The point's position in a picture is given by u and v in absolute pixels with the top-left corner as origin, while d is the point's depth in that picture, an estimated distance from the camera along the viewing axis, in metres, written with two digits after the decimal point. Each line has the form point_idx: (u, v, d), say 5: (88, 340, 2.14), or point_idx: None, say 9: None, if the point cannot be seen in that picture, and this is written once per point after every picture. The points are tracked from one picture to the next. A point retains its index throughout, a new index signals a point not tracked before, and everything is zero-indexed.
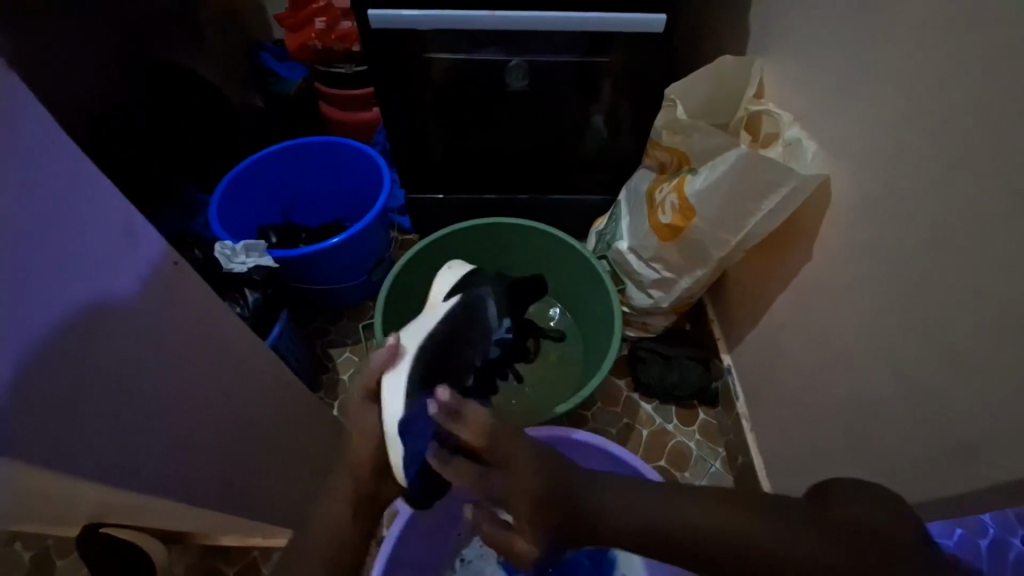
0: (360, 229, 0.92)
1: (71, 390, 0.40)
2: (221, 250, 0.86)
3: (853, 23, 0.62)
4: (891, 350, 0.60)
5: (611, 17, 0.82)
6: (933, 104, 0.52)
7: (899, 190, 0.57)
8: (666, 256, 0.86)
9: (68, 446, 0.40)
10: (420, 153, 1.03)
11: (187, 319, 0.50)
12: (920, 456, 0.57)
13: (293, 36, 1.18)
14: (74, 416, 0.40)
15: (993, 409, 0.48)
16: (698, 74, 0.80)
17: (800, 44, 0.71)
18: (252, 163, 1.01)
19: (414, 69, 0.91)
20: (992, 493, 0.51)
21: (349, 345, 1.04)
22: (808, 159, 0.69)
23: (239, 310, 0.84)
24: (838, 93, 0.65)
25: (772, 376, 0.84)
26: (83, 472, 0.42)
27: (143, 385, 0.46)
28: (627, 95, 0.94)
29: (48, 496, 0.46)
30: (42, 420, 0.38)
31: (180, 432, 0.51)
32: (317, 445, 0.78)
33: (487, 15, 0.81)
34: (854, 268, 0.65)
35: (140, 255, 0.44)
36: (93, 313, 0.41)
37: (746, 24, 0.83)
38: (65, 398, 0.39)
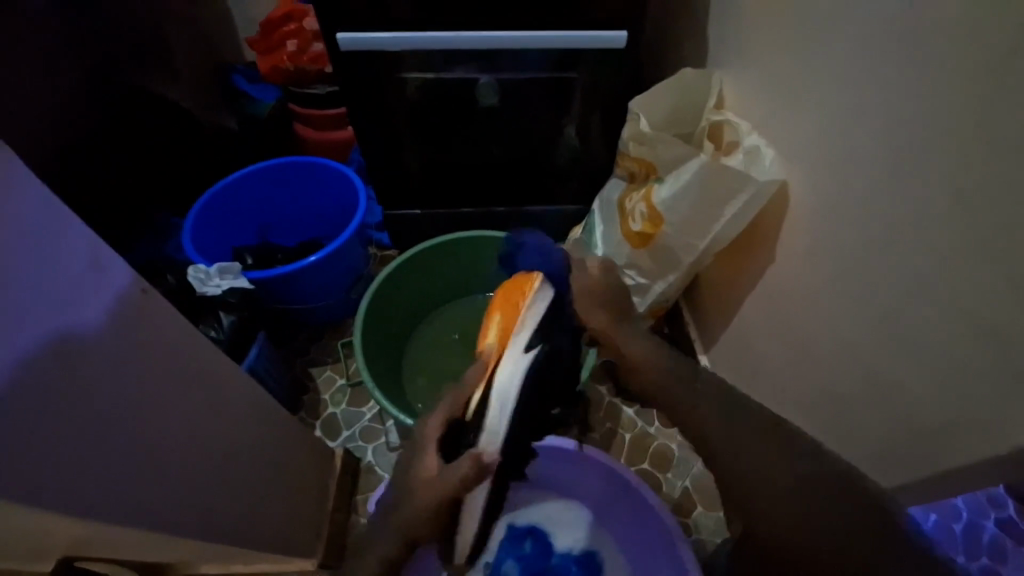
0: (338, 246, 0.92)
1: (37, 422, 0.39)
2: (193, 274, 0.84)
3: (802, 35, 0.65)
4: (856, 345, 0.62)
5: (576, 36, 0.85)
6: (879, 111, 0.56)
7: (853, 192, 0.60)
8: (639, 262, 0.88)
9: (36, 479, 0.39)
10: (395, 169, 1.04)
11: (160, 345, 0.51)
12: (886, 445, 0.59)
13: (264, 59, 1.19)
14: (40, 448, 0.39)
15: (950, 396, 0.51)
16: (661, 88, 0.83)
17: (754, 55, 0.74)
18: (226, 185, 1.01)
19: (388, 89, 0.92)
20: (957, 476, 0.53)
21: (330, 364, 1.04)
22: (765, 166, 0.72)
23: (214, 334, 0.83)
24: (792, 102, 0.68)
25: (747, 376, 0.86)
26: (61, 507, 0.41)
27: (118, 415, 0.46)
28: (595, 107, 0.96)
29: (19, 534, 0.45)
30: (5, 454, 0.37)
31: (156, 460, 0.50)
32: (298, 467, 0.77)
33: (454, 36, 0.84)
34: (817, 267, 0.67)
35: (109, 285, 0.45)
36: (59, 344, 0.40)
37: (703, 38, 0.87)
38: (30, 431, 0.38)
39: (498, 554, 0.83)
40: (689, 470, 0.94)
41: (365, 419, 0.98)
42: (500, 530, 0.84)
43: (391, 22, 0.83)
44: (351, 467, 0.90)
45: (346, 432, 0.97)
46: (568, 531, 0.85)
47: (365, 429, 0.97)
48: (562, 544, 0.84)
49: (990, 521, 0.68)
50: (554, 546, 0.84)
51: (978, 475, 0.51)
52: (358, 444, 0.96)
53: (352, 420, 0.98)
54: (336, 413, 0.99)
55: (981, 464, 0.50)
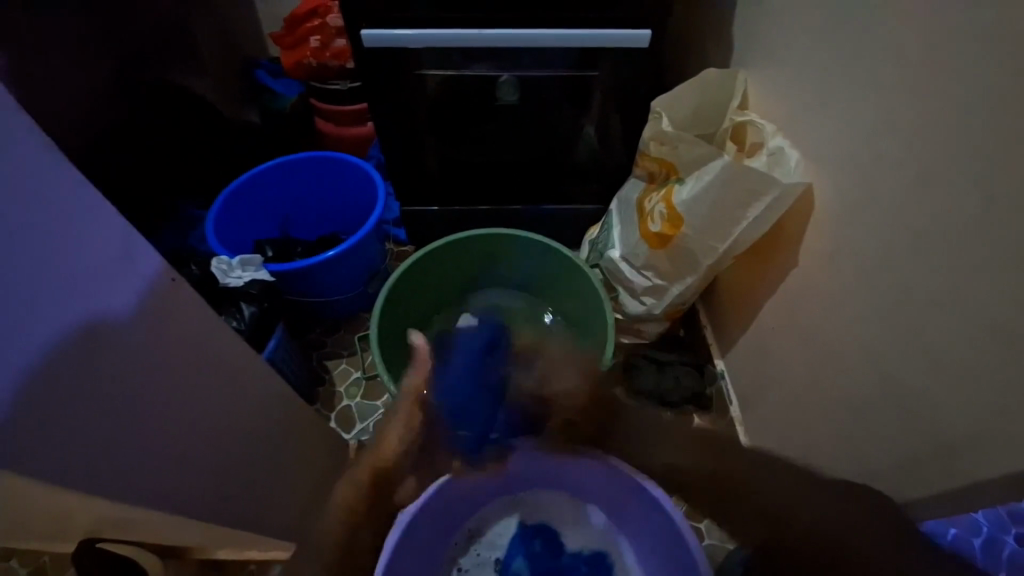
0: (357, 241, 0.93)
1: (65, 405, 0.40)
2: (217, 266, 0.88)
3: (830, 36, 0.64)
4: (878, 353, 0.61)
5: (598, 34, 0.84)
6: (908, 114, 0.54)
7: (879, 196, 0.59)
8: (657, 264, 0.87)
9: (64, 460, 0.41)
10: (414, 166, 1.05)
11: (184, 334, 0.51)
12: (908, 456, 0.58)
13: (288, 54, 1.22)
14: (69, 431, 0.41)
15: (975, 408, 0.49)
16: (683, 89, 0.82)
17: (781, 56, 0.73)
18: (249, 179, 1.03)
19: (408, 85, 0.93)
20: (979, 492, 0.52)
21: (346, 357, 1.05)
22: (791, 168, 0.71)
23: (236, 324, 0.84)
24: (819, 104, 0.67)
25: (764, 381, 0.85)
26: (82, 488, 0.43)
27: (141, 401, 0.47)
28: (615, 107, 0.96)
29: (47, 513, 0.47)
30: (32, 436, 0.38)
31: (178, 446, 0.52)
32: (313, 457, 0.78)
33: (474, 33, 0.84)
34: (840, 273, 0.66)
35: (138, 273, 0.46)
36: (89, 329, 0.41)
37: (729, 37, 0.86)
38: (59, 414, 0.40)
39: (508, 550, 0.83)
40: None
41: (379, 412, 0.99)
42: (510, 525, 0.85)
43: (413, 19, 0.84)
44: None
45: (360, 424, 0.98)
46: (580, 531, 0.84)
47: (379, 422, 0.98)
48: (572, 544, 0.84)
49: (1011, 536, 0.65)
50: (565, 546, 0.83)
51: (1004, 490, 0.49)
52: None
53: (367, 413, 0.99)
54: (351, 405, 1.00)
55: (1006, 480, 0.48)
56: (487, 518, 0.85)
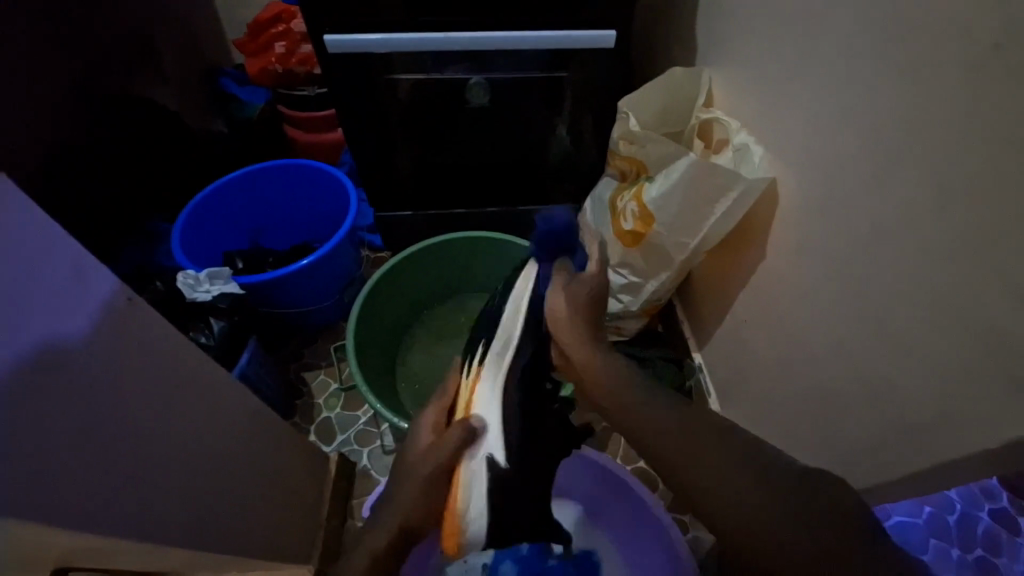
0: (330, 250, 0.92)
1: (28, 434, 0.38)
2: (183, 280, 0.84)
3: (789, 33, 0.65)
4: (847, 341, 0.62)
5: (566, 35, 0.85)
6: (865, 109, 0.56)
7: (840, 188, 0.60)
8: (632, 261, 0.88)
9: (34, 494, 0.38)
10: (386, 171, 1.04)
11: (146, 353, 0.50)
12: (876, 440, 0.60)
13: (253, 61, 1.20)
14: (33, 461, 0.39)
15: (937, 393, 0.51)
16: (650, 88, 0.83)
17: (743, 54, 0.75)
18: (216, 189, 1.00)
19: (377, 91, 0.92)
20: (945, 474, 0.53)
21: (324, 368, 1.03)
22: (755, 164, 0.72)
23: (204, 339, 0.83)
24: (780, 100, 0.68)
25: (740, 373, 0.86)
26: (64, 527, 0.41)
27: (106, 429, 0.45)
28: (586, 107, 0.96)
29: None
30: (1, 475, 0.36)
31: (148, 470, 0.50)
32: (292, 471, 0.77)
33: (442, 37, 0.84)
34: (808, 265, 0.67)
35: (93, 294, 0.45)
36: (45, 356, 0.40)
37: (693, 36, 0.87)
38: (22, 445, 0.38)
39: (495, 556, 0.82)
40: None
41: (360, 423, 0.98)
42: None
43: (379, 24, 0.83)
44: (346, 472, 0.90)
45: (341, 436, 0.96)
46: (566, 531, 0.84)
47: (360, 433, 0.97)
48: (560, 546, 0.83)
49: (983, 512, 0.68)
50: (551, 549, 0.83)
51: (967, 472, 0.51)
52: (354, 448, 0.95)
53: (348, 424, 0.98)
54: (331, 417, 0.98)
55: (968, 461, 0.50)
56: None
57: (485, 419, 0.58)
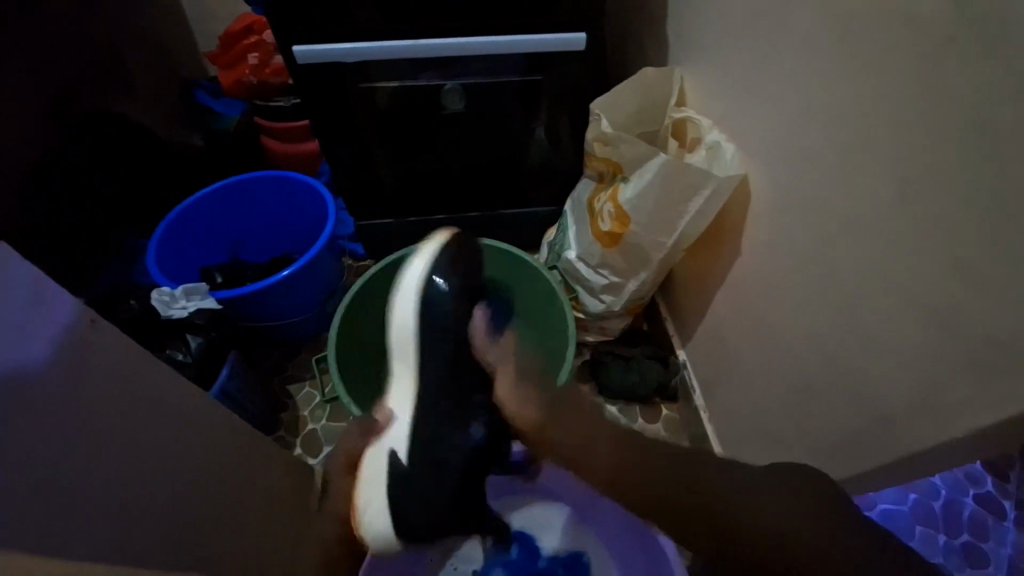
0: (308, 260, 0.91)
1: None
2: (158, 297, 0.83)
3: (754, 31, 0.66)
4: (822, 334, 0.63)
5: (538, 39, 0.85)
6: (829, 105, 0.57)
7: (809, 182, 0.61)
8: (611, 262, 0.88)
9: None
10: (364, 179, 1.03)
11: (114, 374, 0.49)
12: (854, 430, 0.60)
13: (227, 73, 1.19)
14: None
15: (910, 380, 0.52)
16: (622, 89, 0.84)
17: (711, 54, 0.76)
18: (192, 204, 0.99)
19: (352, 100, 0.92)
20: (923, 460, 0.53)
21: (308, 380, 1.02)
22: (726, 161, 0.73)
23: (182, 357, 0.81)
24: (747, 97, 0.69)
25: (722, 369, 0.87)
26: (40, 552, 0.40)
27: (77, 450, 0.44)
28: (561, 109, 0.97)
29: None
30: None
31: (125, 495, 0.48)
32: (276, 488, 0.75)
33: (412, 44, 0.84)
34: (782, 259, 0.68)
35: (51, 317, 0.44)
36: (2, 384, 0.39)
37: (663, 36, 0.88)
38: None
39: (487, 562, 0.83)
40: None
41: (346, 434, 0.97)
42: (487, 536, 0.84)
43: (351, 33, 0.83)
44: None
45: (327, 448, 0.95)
46: (554, 532, 0.85)
47: None
48: (549, 546, 0.84)
49: (968, 497, 0.69)
50: (541, 550, 0.83)
51: (944, 457, 0.51)
52: None
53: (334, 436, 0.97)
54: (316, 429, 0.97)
55: (943, 446, 0.50)
56: (463, 531, 0.85)
57: (396, 409, 0.64)
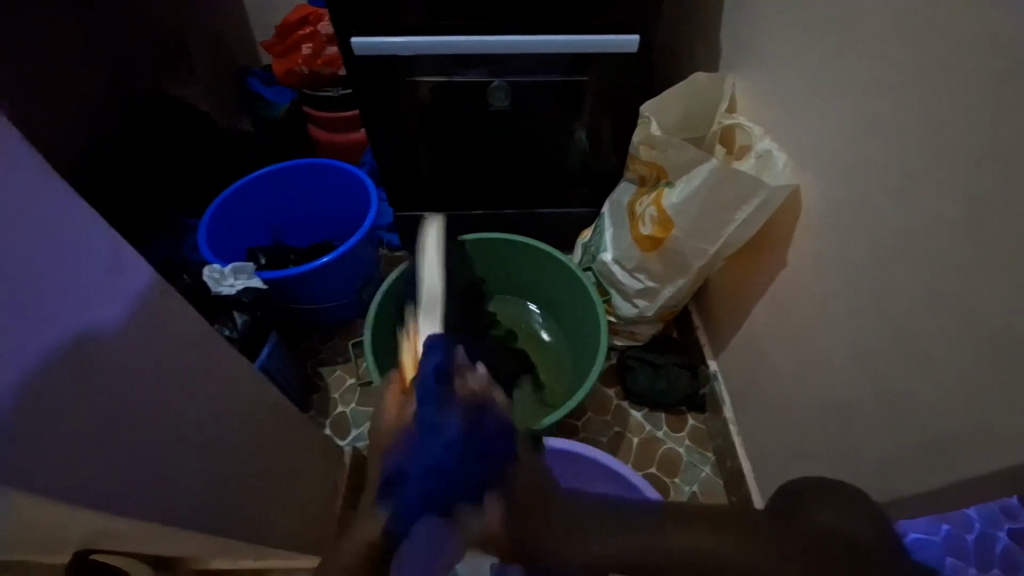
0: (350, 247, 0.93)
1: (43, 421, 0.39)
2: (209, 274, 0.88)
3: (817, 39, 0.65)
4: (868, 352, 0.61)
5: (586, 40, 0.85)
6: (890, 118, 0.55)
7: (863, 196, 0.60)
8: (649, 267, 0.88)
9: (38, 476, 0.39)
10: (407, 171, 1.05)
11: (175, 345, 0.51)
12: (896, 456, 0.58)
13: (280, 62, 1.23)
14: (38, 445, 0.39)
15: (956, 406, 0.50)
16: (672, 93, 0.83)
17: (767, 62, 0.74)
18: (243, 186, 1.03)
19: (400, 93, 0.93)
20: (966, 487, 0.51)
21: (340, 364, 1.05)
22: (778, 171, 0.72)
23: (228, 332, 0.84)
24: (803, 107, 0.68)
25: (758, 382, 0.85)
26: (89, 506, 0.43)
27: (135, 416, 0.47)
28: (606, 110, 0.96)
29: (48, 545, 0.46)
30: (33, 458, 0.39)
31: (162, 455, 0.50)
32: (308, 464, 0.77)
33: (465, 40, 0.85)
34: (829, 272, 0.66)
35: (128, 285, 0.46)
36: (76, 346, 0.41)
37: (718, 41, 0.87)
38: (36, 429, 0.39)
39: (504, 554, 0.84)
40: (697, 474, 0.94)
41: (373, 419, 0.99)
42: None
43: (404, 27, 0.84)
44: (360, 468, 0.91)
45: (355, 431, 0.98)
46: None
47: None
48: None
49: (1003, 531, 0.61)
50: None
51: (994, 487, 0.49)
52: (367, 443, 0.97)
53: (361, 420, 0.99)
54: (346, 412, 1.00)
55: (989, 477, 0.48)
56: None
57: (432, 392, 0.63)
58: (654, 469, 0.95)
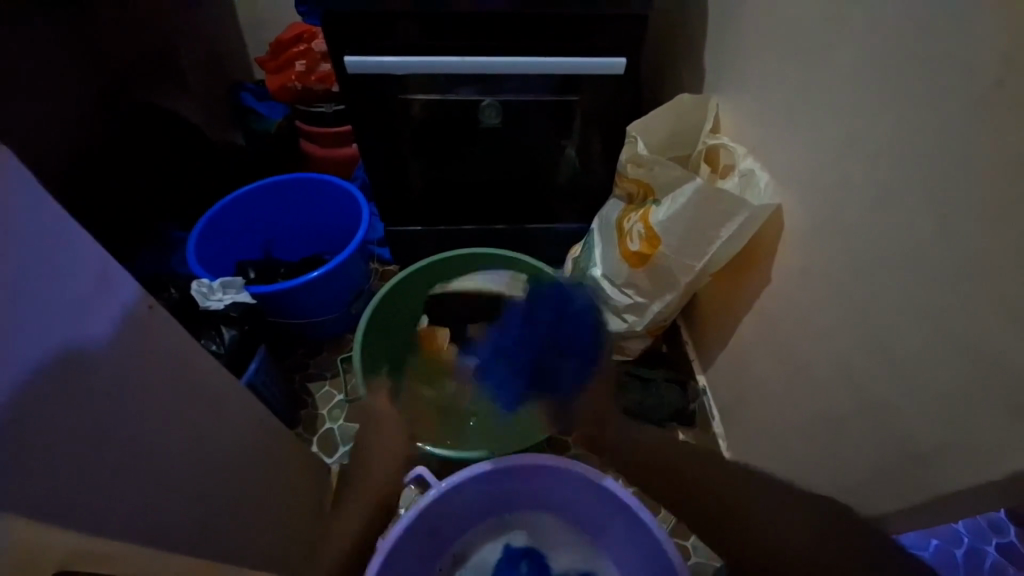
0: (341, 262, 0.94)
1: (28, 439, 0.38)
2: (197, 288, 0.87)
3: (796, 65, 0.67)
4: (851, 367, 0.62)
5: (576, 61, 0.87)
6: (869, 141, 0.57)
7: (842, 214, 0.62)
8: (637, 282, 0.89)
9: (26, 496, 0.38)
10: (399, 187, 1.06)
11: (159, 362, 0.51)
12: (881, 470, 0.59)
13: (274, 78, 1.24)
14: (25, 465, 0.38)
15: (939, 420, 0.51)
16: (658, 114, 0.85)
17: (749, 85, 0.77)
18: (234, 200, 1.03)
19: (393, 110, 0.95)
20: (951, 502, 0.52)
21: (329, 378, 1.04)
22: (761, 190, 0.74)
23: (215, 347, 0.82)
24: (784, 129, 0.70)
25: (747, 397, 0.85)
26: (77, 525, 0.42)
27: (120, 434, 0.46)
28: (595, 129, 0.98)
29: None
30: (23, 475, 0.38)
31: (146, 471, 0.49)
32: (294, 482, 0.76)
33: (458, 60, 0.86)
34: (813, 287, 0.67)
35: (117, 302, 0.46)
36: (61, 362, 0.41)
37: (702, 64, 0.89)
38: (22, 447, 0.38)
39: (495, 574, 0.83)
40: None
41: None
42: (497, 548, 0.85)
43: (398, 46, 0.86)
44: None
45: (343, 448, 0.96)
46: (566, 552, 0.85)
47: None
48: (559, 565, 0.84)
49: (991, 546, 0.62)
50: (550, 567, 0.84)
51: (979, 502, 0.50)
52: None
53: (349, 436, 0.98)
54: (333, 428, 0.99)
55: (975, 492, 0.49)
56: (472, 542, 0.86)
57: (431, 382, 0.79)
58: (645, 485, 0.95)
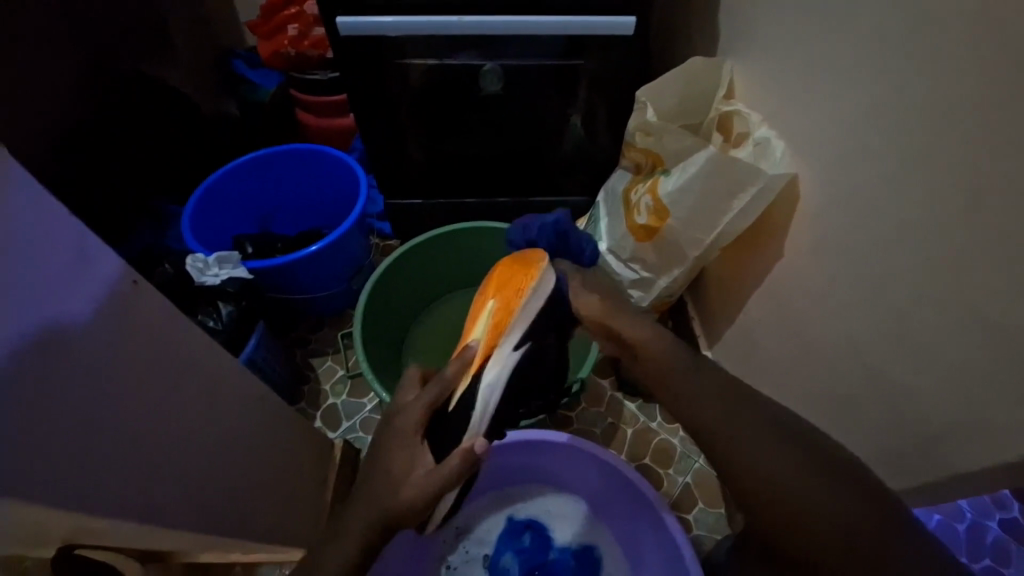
0: (339, 235, 0.91)
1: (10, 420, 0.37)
2: (192, 263, 0.86)
3: (817, 22, 0.62)
4: (862, 344, 0.61)
5: (582, 21, 0.82)
6: (894, 104, 0.53)
7: (862, 185, 0.58)
8: (644, 256, 0.87)
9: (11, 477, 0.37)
10: (397, 158, 1.03)
11: (148, 339, 0.49)
12: (890, 447, 0.58)
13: (265, 43, 1.19)
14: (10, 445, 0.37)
15: (954, 400, 0.49)
16: (669, 78, 0.81)
17: (766, 46, 0.72)
18: (228, 172, 1.00)
19: (389, 76, 0.90)
20: (961, 481, 0.51)
21: (331, 355, 1.03)
22: (777, 159, 0.71)
23: (213, 322, 0.84)
24: (803, 92, 0.66)
25: (753, 373, 0.84)
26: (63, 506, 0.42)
27: (108, 413, 0.45)
28: (601, 95, 0.94)
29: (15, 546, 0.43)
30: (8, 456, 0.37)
31: (141, 448, 0.48)
32: (297, 457, 0.76)
33: (455, 20, 0.82)
34: (826, 263, 0.65)
35: (97, 277, 0.44)
36: (42, 339, 0.39)
37: (716, 24, 0.84)
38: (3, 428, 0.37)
39: (497, 546, 0.84)
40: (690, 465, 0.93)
41: (365, 409, 0.98)
42: (500, 521, 0.86)
43: (393, 6, 0.81)
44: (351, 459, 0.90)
45: (346, 423, 0.97)
46: (567, 525, 0.85)
47: (365, 420, 0.97)
48: (561, 538, 0.84)
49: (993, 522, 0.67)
50: (553, 541, 0.84)
51: (990, 482, 0.49)
52: (358, 435, 0.96)
53: (352, 411, 0.98)
54: (336, 403, 0.99)
55: (988, 473, 0.48)
56: (475, 515, 0.86)
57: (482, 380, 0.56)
58: (648, 460, 0.95)
